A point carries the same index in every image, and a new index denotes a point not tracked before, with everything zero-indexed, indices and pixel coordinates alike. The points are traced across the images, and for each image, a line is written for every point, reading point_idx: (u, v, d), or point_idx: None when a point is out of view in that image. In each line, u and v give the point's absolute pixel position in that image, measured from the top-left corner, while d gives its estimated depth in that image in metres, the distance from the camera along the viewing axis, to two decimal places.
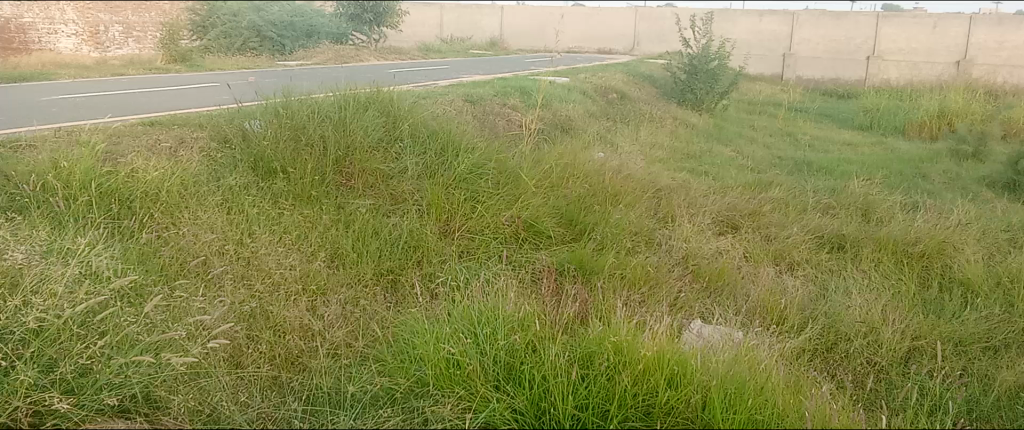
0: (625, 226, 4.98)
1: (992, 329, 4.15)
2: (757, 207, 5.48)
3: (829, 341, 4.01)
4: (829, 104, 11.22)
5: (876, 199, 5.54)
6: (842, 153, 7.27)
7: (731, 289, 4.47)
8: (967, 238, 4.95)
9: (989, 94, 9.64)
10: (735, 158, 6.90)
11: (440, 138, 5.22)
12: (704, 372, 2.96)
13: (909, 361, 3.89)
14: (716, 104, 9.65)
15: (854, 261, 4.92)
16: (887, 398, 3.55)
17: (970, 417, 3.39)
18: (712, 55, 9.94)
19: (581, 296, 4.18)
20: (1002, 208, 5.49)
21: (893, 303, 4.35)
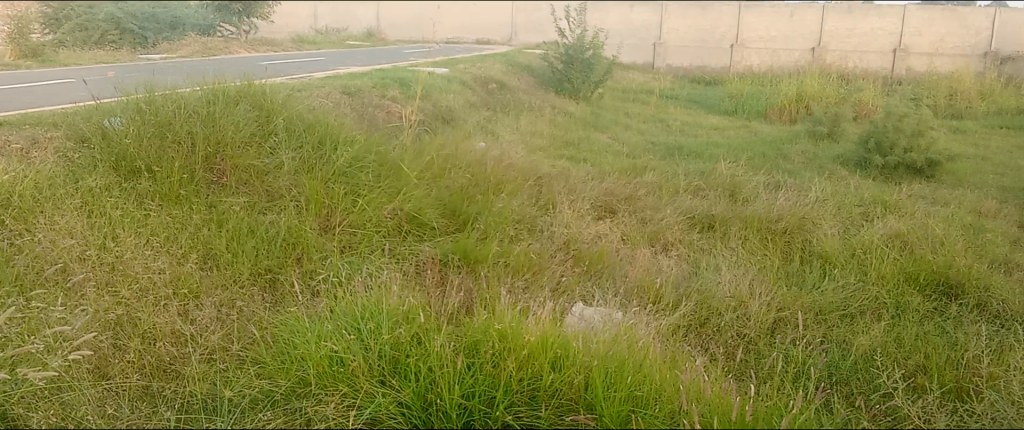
0: (507, 214, 4.84)
1: (851, 297, 3.96)
2: (632, 192, 5.55)
3: (701, 318, 3.78)
4: (696, 90, 11.71)
5: (742, 180, 5.82)
6: (710, 137, 7.83)
7: (609, 271, 4.29)
8: (824, 215, 5.02)
9: (838, 80, 10.65)
10: (611, 144, 7.28)
11: (316, 132, 5.08)
12: (584, 353, 2.98)
13: (774, 332, 3.69)
14: (591, 92, 9.93)
15: (724, 239, 4.84)
16: (757, 368, 3.35)
17: (832, 377, 3.23)
18: (587, 45, 10.22)
19: (465, 287, 4.00)
20: (853, 184, 5.91)
21: (760, 277, 4.19)
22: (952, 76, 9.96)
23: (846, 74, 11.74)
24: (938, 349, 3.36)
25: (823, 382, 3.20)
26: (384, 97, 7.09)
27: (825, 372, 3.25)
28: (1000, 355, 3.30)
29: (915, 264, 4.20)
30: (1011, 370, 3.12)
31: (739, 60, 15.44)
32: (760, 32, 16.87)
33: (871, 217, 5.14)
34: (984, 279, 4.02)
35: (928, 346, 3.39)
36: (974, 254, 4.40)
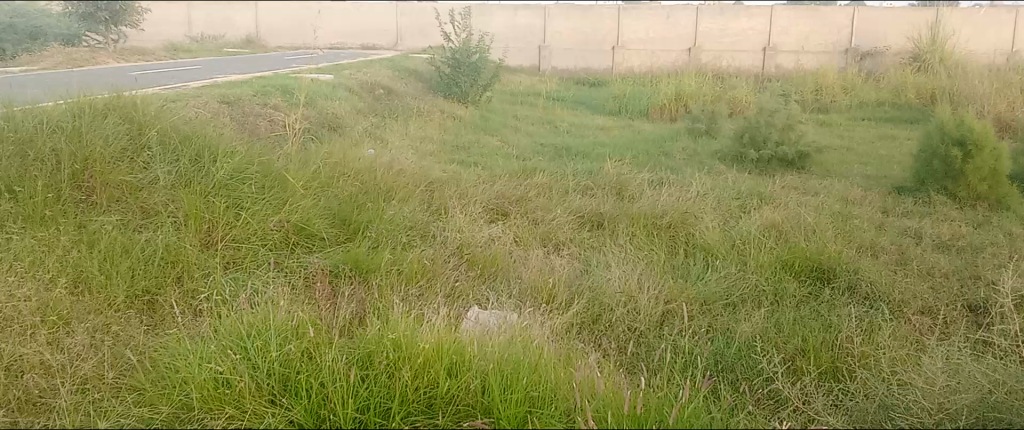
0: (399, 222, 4.78)
1: (733, 287, 4.12)
2: (523, 193, 5.59)
3: (594, 314, 3.84)
4: (582, 91, 11.93)
5: (628, 178, 5.97)
6: (596, 137, 8.00)
7: (503, 273, 4.30)
8: (706, 209, 5.21)
9: (714, 79, 11.09)
10: (501, 148, 7.32)
11: (194, 144, 4.86)
12: (479, 358, 2.98)
13: (664, 323, 3.79)
14: (479, 96, 9.97)
15: (612, 236, 4.94)
16: (647, 360, 3.44)
17: (718, 365, 3.35)
18: (473, 49, 10.22)
19: (357, 297, 3.91)
20: (732, 178, 6.16)
21: (648, 272, 4.30)
22: (815, 74, 10.57)
23: (720, 73, 12.24)
24: (814, 332, 3.54)
25: (710, 370, 3.32)
26: (266, 106, 6.88)
27: (712, 360, 3.37)
28: (870, 334, 3.51)
29: (791, 252, 4.42)
30: (878, 347, 3.32)
31: (621, 61, 15.93)
32: (639, 33, 16.96)
33: (748, 209, 5.37)
34: (853, 263, 4.27)
35: (805, 330, 3.55)
36: (843, 240, 4.66)
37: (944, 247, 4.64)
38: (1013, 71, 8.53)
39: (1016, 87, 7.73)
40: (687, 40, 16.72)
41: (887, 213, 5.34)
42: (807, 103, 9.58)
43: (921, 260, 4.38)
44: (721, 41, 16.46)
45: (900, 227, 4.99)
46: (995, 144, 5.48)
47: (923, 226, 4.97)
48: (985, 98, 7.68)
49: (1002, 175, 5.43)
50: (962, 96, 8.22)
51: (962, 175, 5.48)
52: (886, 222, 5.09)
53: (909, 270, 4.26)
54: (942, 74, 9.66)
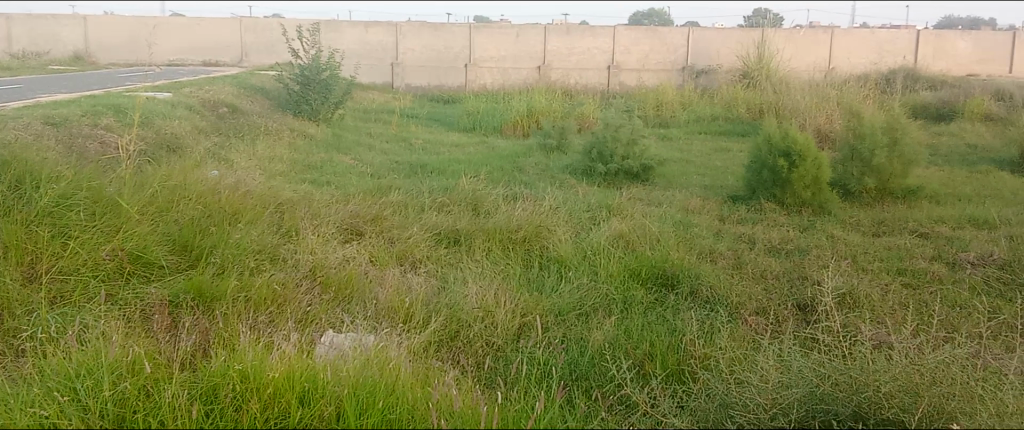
0: (246, 245, 4.56)
1: (586, 297, 4.23)
2: (378, 212, 5.50)
3: (452, 331, 3.83)
4: (436, 108, 11.94)
5: (482, 194, 6.01)
6: (450, 154, 8.02)
7: (358, 295, 4.21)
8: (558, 222, 5.33)
9: (564, 96, 11.43)
10: (354, 166, 7.19)
11: (13, 169, 4.46)
12: (333, 384, 2.89)
13: (521, 336, 3.84)
14: (330, 114, 9.77)
15: (469, 252, 4.95)
16: (505, 373, 3.46)
17: (573, 374, 3.42)
18: (323, 66, 10.03)
19: (200, 328, 3.70)
20: (582, 191, 6.35)
21: (504, 286, 4.33)
22: (657, 89, 11.10)
23: (569, 90, 12.63)
24: (661, 337, 3.69)
25: (565, 379, 3.38)
26: (97, 127, 6.44)
27: (566, 370, 3.44)
28: (711, 336, 3.69)
29: (638, 261, 4.60)
30: (718, 348, 3.50)
31: (474, 78, 16.31)
32: (490, 52, 16.83)
33: (598, 220, 5.54)
34: (694, 269, 4.50)
35: (653, 336, 3.70)
36: (685, 248, 4.90)
37: (775, 250, 4.97)
38: (828, 87, 9.34)
39: (832, 101, 8.46)
40: (536, 58, 16.88)
41: (724, 220, 5.67)
42: (650, 118, 10.05)
43: (756, 264, 4.67)
44: (567, 59, 16.85)
45: (736, 233, 5.31)
46: (816, 154, 5.95)
47: (756, 232, 5.31)
48: (806, 112, 8.34)
49: (822, 182, 5.90)
50: (786, 110, 8.90)
51: (788, 183, 5.92)
52: (724, 229, 5.40)
53: (745, 274, 4.53)
54: (768, 90, 10.43)
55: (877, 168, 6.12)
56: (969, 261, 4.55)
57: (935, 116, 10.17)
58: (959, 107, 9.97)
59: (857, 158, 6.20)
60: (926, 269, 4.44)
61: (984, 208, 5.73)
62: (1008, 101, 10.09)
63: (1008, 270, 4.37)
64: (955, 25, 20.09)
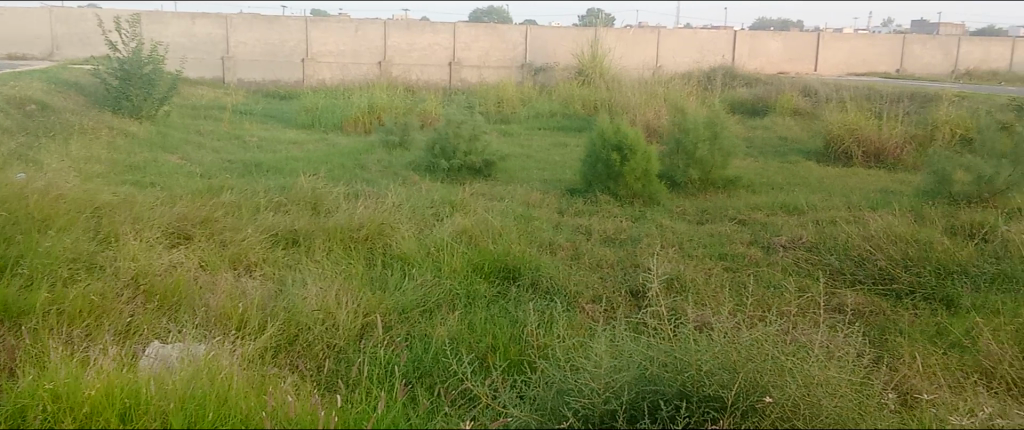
0: (58, 253, 4.20)
1: (429, 294, 4.20)
2: (209, 213, 5.22)
3: (291, 335, 3.69)
4: (272, 105, 11.52)
5: (322, 192, 5.85)
6: (288, 151, 7.77)
7: (187, 302, 3.98)
8: (400, 219, 5.27)
9: (406, 91, 11.36)
10: (183, 165, 6.81)
11: None
12: (157, 398, 2.72)
13: (363, 336, 3.77)
14: (156, 110, 9.19)
15: (307, 253, 4.81)
16: (345, 375, 3.38)
17: (417, 371, 3.40)
18: (145, 59, 9.41)
19: (5, 346, 3.38)
20: (424, 188, 6.33)
21: (345, 285, 4.22)
22: (497, 85, 11.25)
23: (410, 86, 12.58)
24: (503, 330, 3.73)
25: (408, 378, 3.35)
26: None
27: (408, 368, 3.41)
28: (550, 326, 3.78)
29: (481, 256, 4.64)
30: (556, 337, 3.58)
31: (311, 73, 15.95)
32: (329, 47, 16.35)
33: (440, 217, 5.54)
34: (534, 262, 4.60)
35: (495, 328, 3.74)
36: (526, 241, 5.00)
37: (610, 241, 5.17)
38: (656, 84, 9.83)
39: (660, 97, 8.91)
40: (377, 53, 16.56)
41: (563, 213, 5.84)
42: (491, 115, 10.18)
43: (592, 255, 4.83)
44: (409, 56, 16.67)
45: (573, 225, 5.48)
46: (645, 148, 6.25)
47: (592, 223, 5.50)
48: (637, 107, 8.74)
49: (652, 175, 6.20)
50: (619, 106, 9.29)
51: (621, 176, 6.17)
52: (562, 221, 5.56)
53: (582, 264, 4.68)
54: (602, 87, 10.85)
55: (701, 160, 6.51)
56: (782, 244, 4.94)
57: (752, 111, 10.97)
58: (772, 103, 10.79)
59: (682, 151, 6.57)
60: (744, 253, 4.76)
61: (794, 195, 6.23)
62: (812, 96, 11.04)
63: (814, 251, 4.77)
64: (768, 27, 21.78)
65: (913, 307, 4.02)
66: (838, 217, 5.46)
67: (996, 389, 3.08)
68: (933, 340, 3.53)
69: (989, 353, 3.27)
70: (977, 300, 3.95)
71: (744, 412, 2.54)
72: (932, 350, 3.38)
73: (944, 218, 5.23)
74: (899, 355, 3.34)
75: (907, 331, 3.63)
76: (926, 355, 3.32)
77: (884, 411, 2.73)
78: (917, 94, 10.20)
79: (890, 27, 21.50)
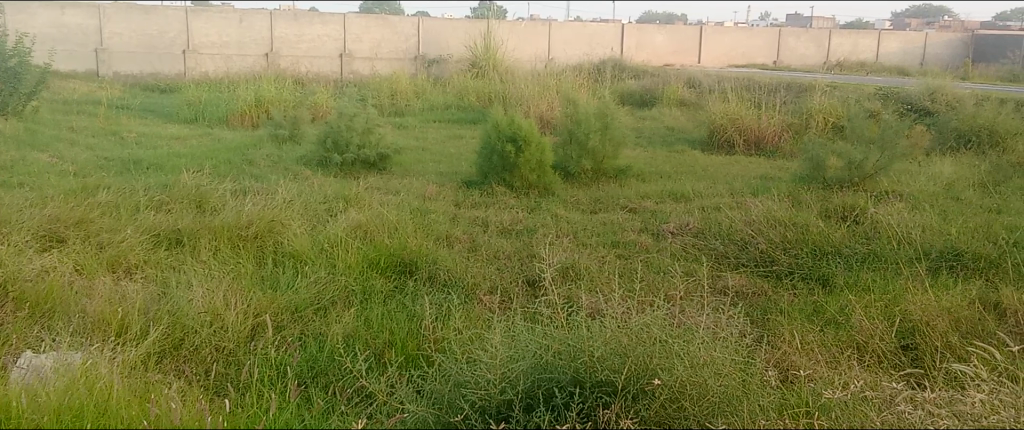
0: None
1: (323, 292, 4.11)
2: (84, 213, 4.94)
3: (176, 340, 3.54)
4: (151, 99, 10.99)
5: (208, 189, 5.64)
6: (170, 147, 7.44)
7: (62, 309, 3.76)
8: (292, 215, 5.13)
9: (294, 84, 11.09)
10: (54, 164, 6.41)
11: None
12: (29, 412, 2.63)
13: (254, 337, 3.65)
14: (24, 105, 8.60)
15: (193, 253, 4.62)
16: (236, 379, 3.27)
17: (311, 371, 3.32)
18: (9, 51, 8.70)
19: None
20: (316, 183, 6.20)
21: (233, 285, 4.08)
22: (390, 77, 11.12)
23: (300, 78, 12.28)
24: (399, 325, 3.70)
25: (302, 378, 3.27)
26: None
27: (302, 368, 3.33)
28: (447, 319, 3.77)
29: (376, 250, 4.58)
30: (452, 330, 3.58)
31: (194, 65, 15.24)
32: (212, 37, 15.61)
33: (334, 212, 5.43)
34: (431, 255, 4.58)
35: (391, 324, 3.70)
36: (422, 234, 4.98)
37: (506, 232, 5.20)
38: (549, 75, 9.96)
39: (552, 89, 9.03)
40: (263, 43, 16.16)
41: (459, 205, 5.83)
42: (384, 107, 10.07)
43: (489, 246, 4.86)
44: (296, 47, 16.46)
45: (470, 217, 5.48)
46: (538, 139, 6.32)
47: (489, 215, 5.52)
48: (530, 99, 8.83)
49: (546, 165, 6.28)
50: (512, 98, 9.35)
51: (515, 167, 6.22)
52: (458, 214, 5.55)
53: (479, 256, 4.70)
54: (495, 79, 10.90)
55: (592, 150, 6.64)
56: (671, 231, 5.10)
57: (640, 102, 11.27)
58: (660, 94, 11.12)
59: (575, 142, 6.68)
60: (635, 240, 4.89)
61: (681, 183, 6.45)
62: (697, 87, 11.45)
63: (701, 237, 4.95)
64: (654, 20, 22.44)
65: (792, 287, 4.23)
66: (723, 203, 5.68)
67: (866, 362, 3.28)
68: (810, 318, 3.73)
69: (861, 327, 3.47)
70: (849, 278, 4.20)
71: (635, 395, 2.60)
72: (810, 327, 3.56)
73: (818, 201, 5.52)
74: (780, 333, 3.51)
75: (787, 310, 3.81)
76: (804, 333, 3.50)
77: (766, 388, 2.86)
78: (793, 84, 10.73)
79: (767, 21, 22.57)
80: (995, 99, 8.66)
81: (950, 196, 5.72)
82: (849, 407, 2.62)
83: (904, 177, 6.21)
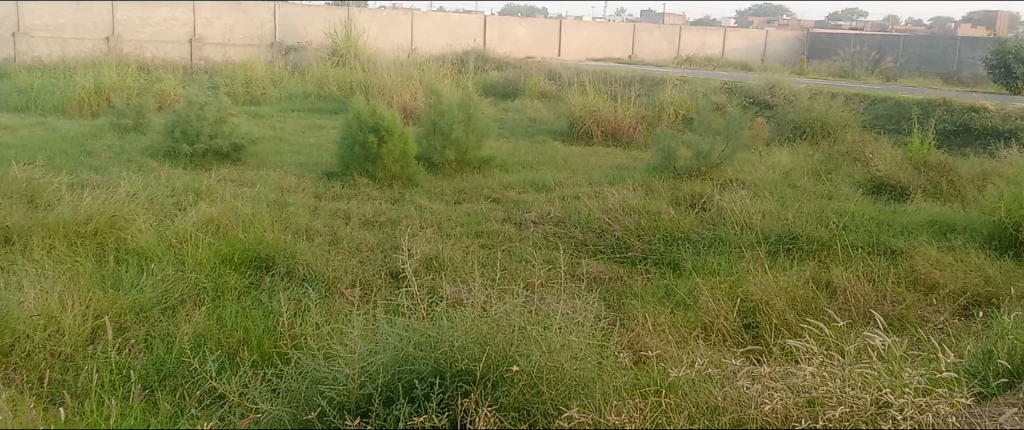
0: None
1: (171, 289, 3.90)
2: None
3: (4, 346, 3.26)
4: None
5: (41, 182, 5.21)
6: None
7: None
8: (137, 210, 4.83)
9: (139, 71, 10.44)
10: None
11: None
12: None
13: (95, 341, 3.42)
14: None
15: (24, 252, 4.27)
16: (74, 385, 3.05)
17: (159, 374, 3.15)
18: None
19: None
20: (164, 175, 5.88)
21: (70, 286, 3.79)
22: (244, 65, 10.66)
23: (144, 64, 11.56)
24: (254, 322, 3.56)
25: (148, 382, 3.10)
26: None
27: (148, 371, 3.15)
28: (304, 314, 3.67)
29: (230, 246, 4.39)
30: (311, 325, 3.49)
31: (25, 50, 13.26)
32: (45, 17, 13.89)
33: (183, 206, 5.16)
34: (288, 249, 4.44)
35: (246, 321, 3.56)
36: (279, 227, 4.82)
37: (369, 224, 5.13)
38: (411, 66, 9.87)
39: (415, 79, 8.95)
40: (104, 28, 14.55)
41: (319, 197, 5.69)
42: (238, 96, 9.67)
43: (350, 239, 4.77)
44: (141, 31, 15.05)
45: (330, 210, 5.36)
46: (401, 129, 6.25)
47: (350, 207, 5.41)
48: (392, 89, 8.73)
49: (409, 156, 6.22)
50: (374, 89, 9.20)
51: (378, 158, 6.13)
52: (319, 206, 5.42)
53: (340, 249, 4.60)
54: (356, 68, 10.70)
55: (456, 140, 6.64)
56: (532, 220, 5.19)
57: (503, 94, 11.39)
58: (521, 86, 11.28)
59: (438, 132, 6.67)
60: (498, 230, 4.95)
61: (543, 173, 6.57)
62: (556, 80, 11.68)
63: (561, 225, 5.07)
64: (514, 13, 22.73)
65: (645, 272, 4.41)
66: (581, 192, 5.84)
67: (712, 340, 3.48)
68: (662, 301, 3.90)
69: (709, 309, 3.66)
70: (697, 262, 4.42)
71: (495, 383, 2.63)
72: (662, 310, 3.72)
73: (670, 190, 5.78)
74: (634, 316, 3.65)
75: (641, 294, 3.98)
76: (656, 315, 3.66)
77: (619, 369, 2.97)
78: (647, 78, 11.16)
79: (622, 17, 23.35)
80: (827, 93, 9.36)
81: (788, 183, 6.13)
82: (695, 384, 2.76)
83: (747, 166, 6.60)
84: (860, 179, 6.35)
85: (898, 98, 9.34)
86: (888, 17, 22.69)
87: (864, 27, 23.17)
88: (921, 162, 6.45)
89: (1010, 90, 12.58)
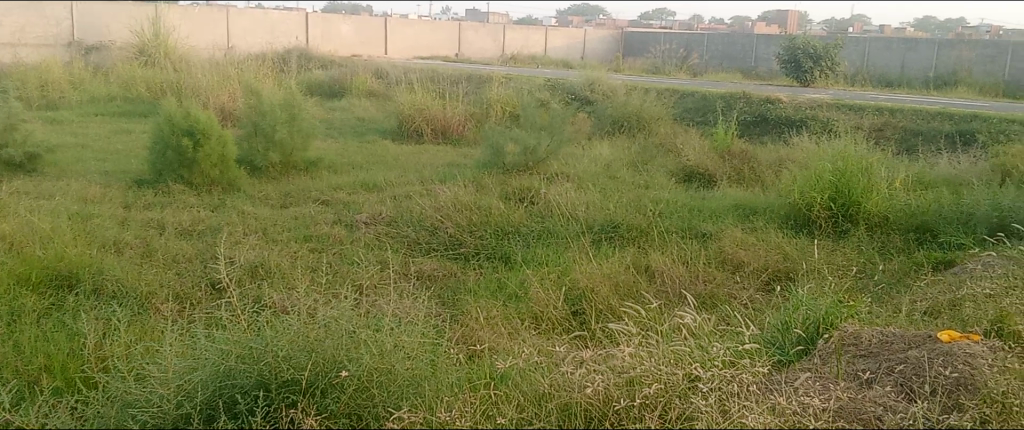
0: None
1: None
2: None
3: None
4: None
5: None
6: None
7: None
8: None
9: None
10: None
11: None
12: None
13: None
14: None
15: None
16: None
17: None
18: None
19: None
20: None
21: None
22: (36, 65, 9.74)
23: None
24: (57, 346, 3.30)
25: None
26: None
27: None
28: (114, 333, 3.43)
29: (26, 265, 4.02)
30: (120, 345, 3.26)
31: None
32: None
33: None
34: (95, 264, 4.13)
35: (48, 345, 3.29)
36: (83, 241, 4.47)
37: (187, 233, 4.86)
38: (228, 65, 9.44)
39: (233, 79, 8.58)
40: None
41: (129, 207, 5.33)
42: (31, 99, 8.84)
43: (166, 250, 4.50)
44: None
45: (142, 220, 5.03)
46: (219, 132, 5.96)
47: (164, 216, 5.10)
48: (208, 90, 8.31)
49: (229, 160, 5.97)
50: (188, 90, 8.71)
51: (194, 163, 5.82)
52: (129, 217, 5.07)
53: (154, 262, 4.33)
54: (167, 68, 10.10)
55: (280, 143, 6.43)
56: (363, 221, 5.12)
57: (329, 93, 11.16)
58: (347, 85, 11.09)
59: (260, 134, 6.43)
60: (328, 233, 4.84)
61: (372, 173, 6.50)
62: (383, 78, 11.58)
63: (393, 225, 5.04)
64: (338, 11, 22.49)
65: (477, 267, 4.48)
66: (412, 191, 5.83)
67: (542, 329, 3.59)
68: (494, 294, 3.98)
69: (540, 299, 3.77)
70: (526, 254, 4.54)
71: (323, 390, 2.57)
72: (494, 303, 3.79)
73: (498, 185, 5.90)
74: (467, 311, 3.71)
75: (473, 289, 4.04)
76: (488, 309, 3.73)
77: (451, 365, 3.01)
78: (473, 75, 11.31)
79: (448, 15, 23.52)
80: (641, 89, 9.91)
81: (608, 174, 6.43)
82: (524, 373, 2.84)
83: (570, 159, 6.86)
84: (673, 168, 6.77)
85: (705, 92, 10.05)
86: (694, 18, 24.33)
87: (673, 26, 24.68)
88: (726, 151, 6.97)
89: (800, 82, 13.83)
